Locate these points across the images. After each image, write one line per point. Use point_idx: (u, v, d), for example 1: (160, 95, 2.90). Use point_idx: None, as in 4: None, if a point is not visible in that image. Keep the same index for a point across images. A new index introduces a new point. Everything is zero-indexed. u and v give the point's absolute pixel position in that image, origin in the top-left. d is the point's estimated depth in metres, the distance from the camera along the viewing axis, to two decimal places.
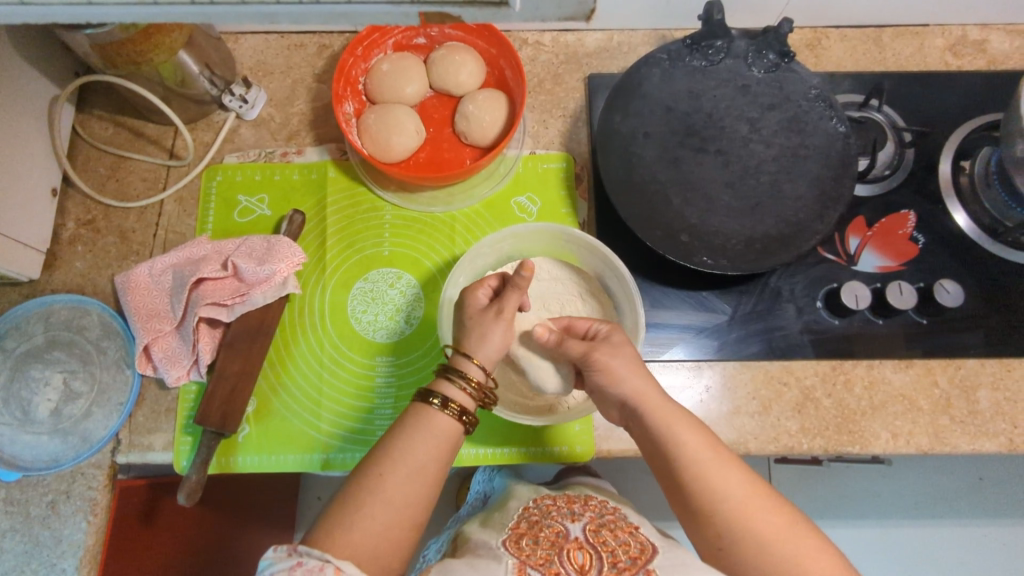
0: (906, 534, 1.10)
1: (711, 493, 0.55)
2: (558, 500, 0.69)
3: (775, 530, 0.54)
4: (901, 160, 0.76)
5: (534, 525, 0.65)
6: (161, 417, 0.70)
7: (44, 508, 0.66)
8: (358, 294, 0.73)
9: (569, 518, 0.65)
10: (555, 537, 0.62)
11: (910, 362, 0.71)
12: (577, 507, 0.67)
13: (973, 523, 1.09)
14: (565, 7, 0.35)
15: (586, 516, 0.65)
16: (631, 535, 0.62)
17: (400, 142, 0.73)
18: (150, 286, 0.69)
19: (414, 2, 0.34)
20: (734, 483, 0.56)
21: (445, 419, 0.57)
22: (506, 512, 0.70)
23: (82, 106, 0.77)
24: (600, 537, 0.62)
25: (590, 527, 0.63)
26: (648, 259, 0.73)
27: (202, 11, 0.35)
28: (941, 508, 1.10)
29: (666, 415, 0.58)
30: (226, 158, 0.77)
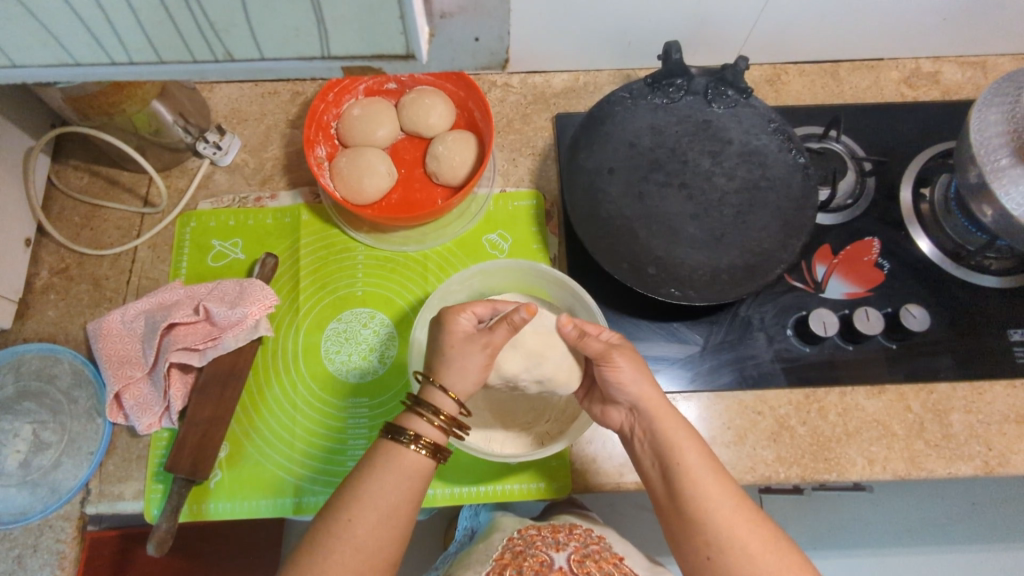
0: (900, 563, 1.09)
1: (706, 500, 0.55)
2: (543, 530, 0.70)
3: (760, 545, 0.54)
4: (863, 188, 0.78)
5: (518, 555, 0.66)
6: (132, 465, 0.69)
7: (11, 562, 0.65)
8: (332, 334, 0.73)
9: (554, 548, 0.66)
10: (540, 567, 0.64)
11: (882, 388, 0.72)
12: (562, 536, 0.68)
13: (965, 549, 1.08)
14: (479, 58, 0.38)
15: (571, 545, 0.67)
16: (615, 567, 0.66)
17: (372, 184, 0.75)
18: (123, 333, 0.69)
19: (331, 60, 0.37)
20: (728, 492, 0.56)
21: (413, 456, 0.56)
22: (488, 545, 0.71)
23: (58, 156, 0.79)
24: (584, 568, 0.64)
25: (575, 556, 0.66)
26: (620, 293, 0.74)
27: (129, 71, 0.38)
28: (932, 535, 1.08)
29: (669, 419, 0.59)
30: (201, 205, 0.78)
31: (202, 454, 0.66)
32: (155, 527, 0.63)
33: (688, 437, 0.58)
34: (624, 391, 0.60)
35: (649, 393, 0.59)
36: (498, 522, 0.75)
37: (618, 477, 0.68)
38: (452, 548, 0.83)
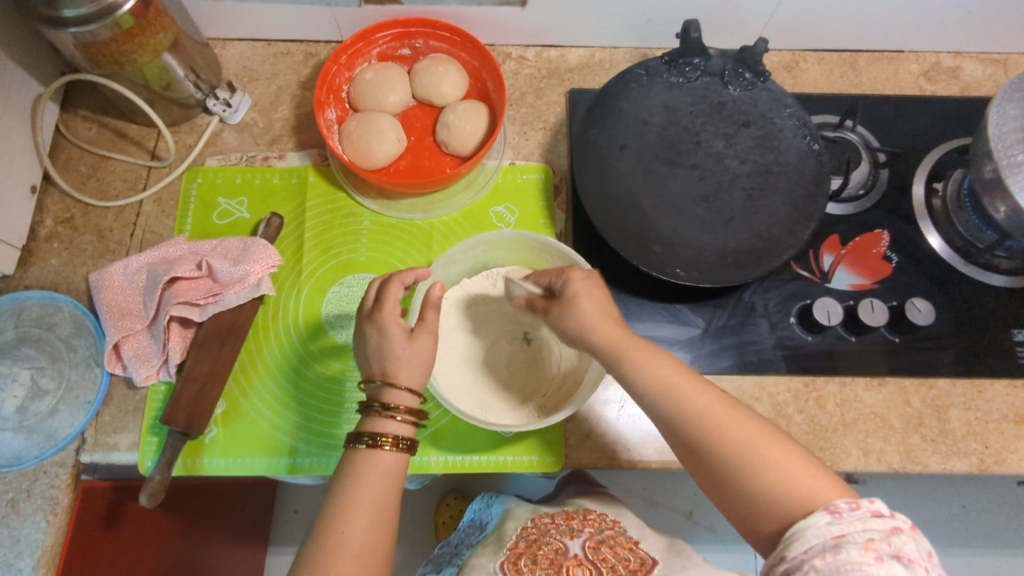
0: None
1: (688, 408, 0.52)
2: (556, 517, 0.70)
3: (755, 443, 0.50)
4: (876, 180, 0.77)
5: (532, 545, 0.66)
6: (128, 416, 0.69)
7: (5, 506, 0.65)
8: (333, 298, 0.73)
9: (568, 535, 0.66)
10: (555, 554, 0.63)
11: (882, 380, 0.71)
12: (576, 523, 0.68)
13: (956, 551, 1.07)
14: None
15: (585, 532, 0.66)
16: (630, 551, 0.64)
17: (380, 150, 0.74)
18: (124, 285, 0.69)
19: None
20: (706, 399, 0.53)
21: (396, 426, 0.56)
22: (505, 534, 0.72)
23: (67, 106, 0.78)
24: (600, 553, 0.63)
25: (590, 543, 0.65)
26: (624, 273, 0.73)
27: None
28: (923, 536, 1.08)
29: (635, 348, 0.56)
30: (207, 161, 0.77)
31: (197, 409, 0.65)
32: (148, 479, 0.64)
33: (658, 356, 0.55)
34: (581, 326, 0.58)
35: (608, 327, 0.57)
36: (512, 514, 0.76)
37: (612, 455, 0.68)
38: (461, 538, 0.84)
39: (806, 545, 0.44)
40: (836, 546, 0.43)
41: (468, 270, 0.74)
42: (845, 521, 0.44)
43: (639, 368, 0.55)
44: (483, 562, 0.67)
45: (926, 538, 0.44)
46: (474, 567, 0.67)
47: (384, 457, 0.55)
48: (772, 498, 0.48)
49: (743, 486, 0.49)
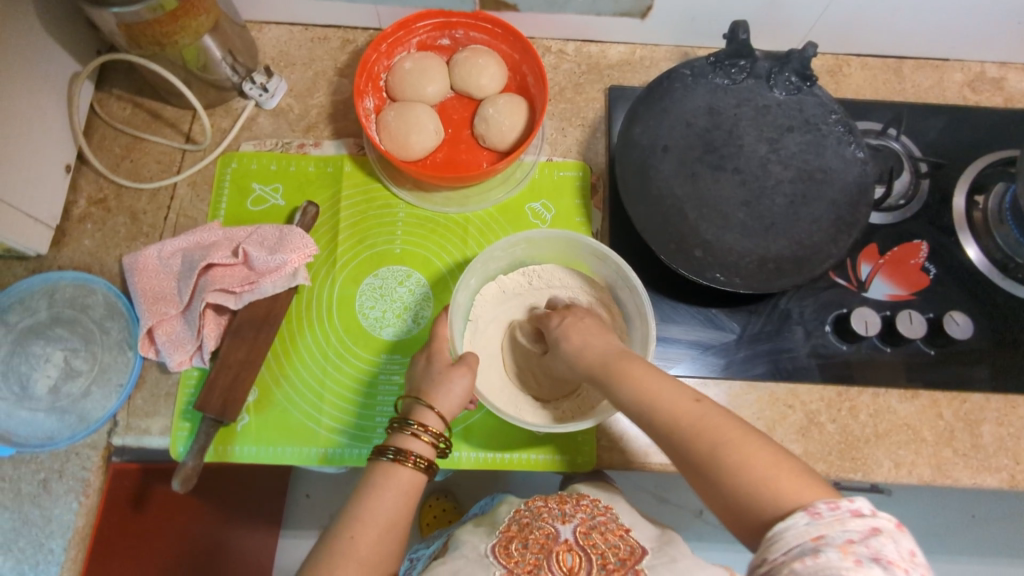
0: None
1: (663, 408, 0.50)
2: (550, 500, 0.68)
3: (732, 437, 0.47)
4: (917, 190, 0.76)
5: (524, 528, 0.65)
6: (160, 402, 0.69)
7: (36, 486, 0.65)
8: (367, 289, 0.73)
9: (561, 519, 0.64)
10: (545, 539, 0.62)
11: (916, 393, 0.71)
12: (569, 507, 0.66)
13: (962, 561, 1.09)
14: None
15: (577, 517, 0.65)
16: (621, 538, 0.64)
17: (418, 141, 0.73)
18: (159, 269, 0.69)
19: None
20: (677, 396, 0.51)
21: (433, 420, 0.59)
22: (498, 516, 0.71)
23: (102, 85, 0.77)
24: (590, 539, 0.62)
25: (582, 528, 0.64)
26: (660, 275, 0.73)
27: None
28: (934, 543, 1.09)
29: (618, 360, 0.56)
30: (242, 146, 0.77)
31: (232, 396, 0.65)
32: (181, 465, 0.64)
33: (635, 363, 0.55)
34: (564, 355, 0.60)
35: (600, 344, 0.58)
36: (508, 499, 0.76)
37: (642, 457, 0.68)
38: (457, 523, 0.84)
39: (786, 546, 0.40)
40: (817, 548, 0.39)
41: (505, 266, 0.73)
42: (824, 520, 0.40)
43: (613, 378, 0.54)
44: (473, 539, 0.67)
45: (913, 537, 0.39)
46: (465, 543, 0.67)
47: (403, 471, 0.56)
48: (751, 495, 0.44)
49: (721, 482, 0.46)
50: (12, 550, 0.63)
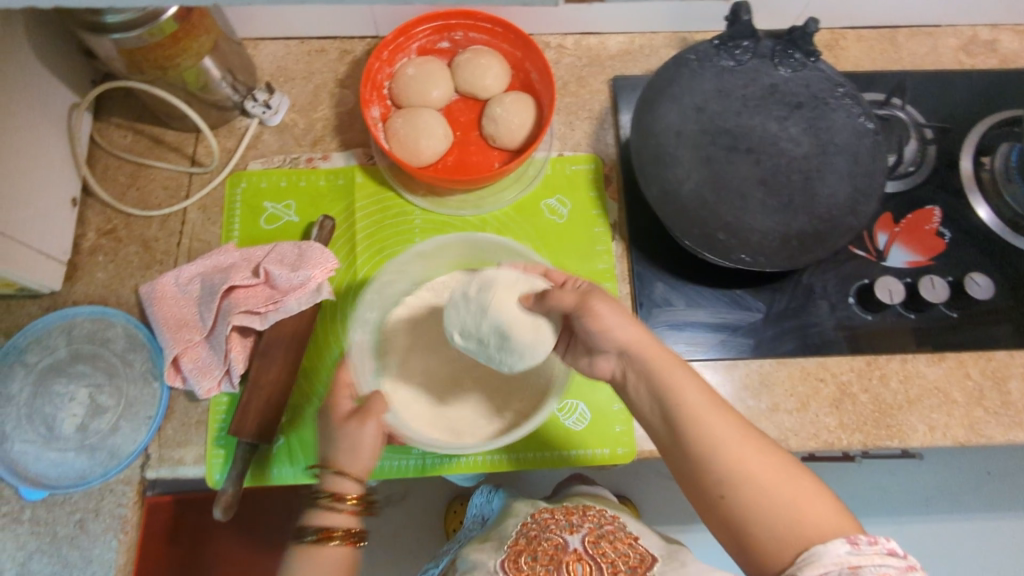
0: (915, 527, 1.17)
1: (707, 433, 0.54)
2: (556, 513, 0.69)
3: (774, 480, 0.52)
4: (924, 156, 0.78)
5: (532, 541, 0.65)
6: (191, 430, 0.67)
7: (72, 527, 0.63)
8: (391, 300, 0.72)
9: (567, 530, 0.65)
10: (554, 550, 0.63)
11: (942, 355, 0.72)
12: (576, 518, 0.67)
13: (970, 513, 1.17)
14: None
15: (585, 527, 0.65)
16: (631, 547, 0.63)
17: (429, 146, 0.73)
18: (177, 295, 0.68)
19: None
20: (729, 428, 0.54)
21: None
22: (505, 531, 0.70)
23: (99, 114, 0.76)
24: (599, 548, 0.62)
25: (590, 538, 0.64)
26: (683, 260, 0.73)
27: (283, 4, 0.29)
28: (945, 501, 1.17)
29: (664, 361, 0.57)
30: (250, 165, 0.76)
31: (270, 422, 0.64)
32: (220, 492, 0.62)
33: (690, 379, 0.56)
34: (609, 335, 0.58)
35: (636, 336, 0.58)
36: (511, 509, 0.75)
37: None
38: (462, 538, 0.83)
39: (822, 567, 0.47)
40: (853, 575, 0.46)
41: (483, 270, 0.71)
42: (864, 552, 0.47)
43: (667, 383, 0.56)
44: (482, 559, 0.66)
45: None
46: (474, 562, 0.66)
47: None
48: (786, 535, 0.50)
49: (754, 523, 0.51)
50: None
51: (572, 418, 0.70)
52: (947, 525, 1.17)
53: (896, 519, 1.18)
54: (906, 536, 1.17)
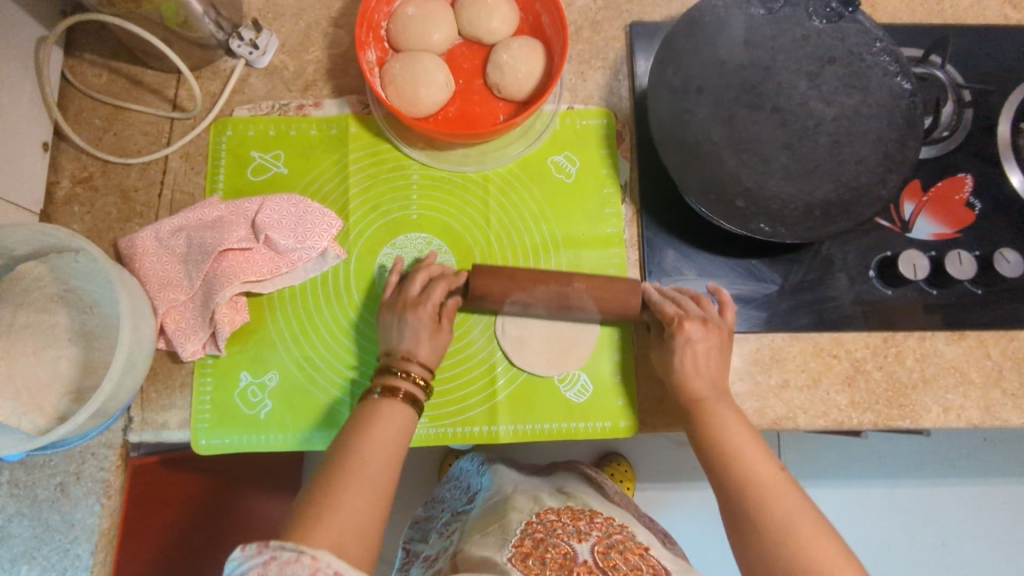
0: (908, 492, 1.17)
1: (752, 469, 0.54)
2: (562, 516, 0.67)
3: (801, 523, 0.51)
4: (960, 120, 0.72)
5: (538, 544, 0.62)
6: (176, 393, 0.64)
7: (53, 490, 0.61)
8: (386, 260, 0.68)
9: (576, 538, 0.63)
10: (563, 559, 0.60)
11: (962, 334, 0.68)
12: (583, 525, 0.65)
13: (963, 481, 1.17)
14: None
15: (593, 536, 0.63)
16: (642, 559, 0.61)
17: (428, 95, 0.67)
18: (158, 251, 0.63)
19: None
20: (816, 523, 0.51)
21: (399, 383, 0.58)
22: (507, 520, 0.68)
23: (71, 50, 0.70)
24: (610, 560, 0.60)
25: (599, 548, 0.62)
26: (696, 225, 0.69)
27: None
28: (942, 468, 1.17)
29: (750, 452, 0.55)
30: (236, 111, 0.70)
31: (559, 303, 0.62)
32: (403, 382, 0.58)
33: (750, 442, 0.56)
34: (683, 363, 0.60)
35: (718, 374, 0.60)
36: (510, 500, 0.72)
37: None
38: (452, 513, 0.82)
39: None
40: None
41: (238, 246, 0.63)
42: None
43: (709, 420, 0.58)
44: (485, 550, 0.63)
45: None
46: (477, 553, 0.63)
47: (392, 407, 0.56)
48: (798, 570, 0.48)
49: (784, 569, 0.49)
50: (37, 557, 0.60)
51: (575, 391, 0.66)
52: (938, 489, 1.17)
53: (888, 484, 1.17)
54: (896, 499, 1.17)
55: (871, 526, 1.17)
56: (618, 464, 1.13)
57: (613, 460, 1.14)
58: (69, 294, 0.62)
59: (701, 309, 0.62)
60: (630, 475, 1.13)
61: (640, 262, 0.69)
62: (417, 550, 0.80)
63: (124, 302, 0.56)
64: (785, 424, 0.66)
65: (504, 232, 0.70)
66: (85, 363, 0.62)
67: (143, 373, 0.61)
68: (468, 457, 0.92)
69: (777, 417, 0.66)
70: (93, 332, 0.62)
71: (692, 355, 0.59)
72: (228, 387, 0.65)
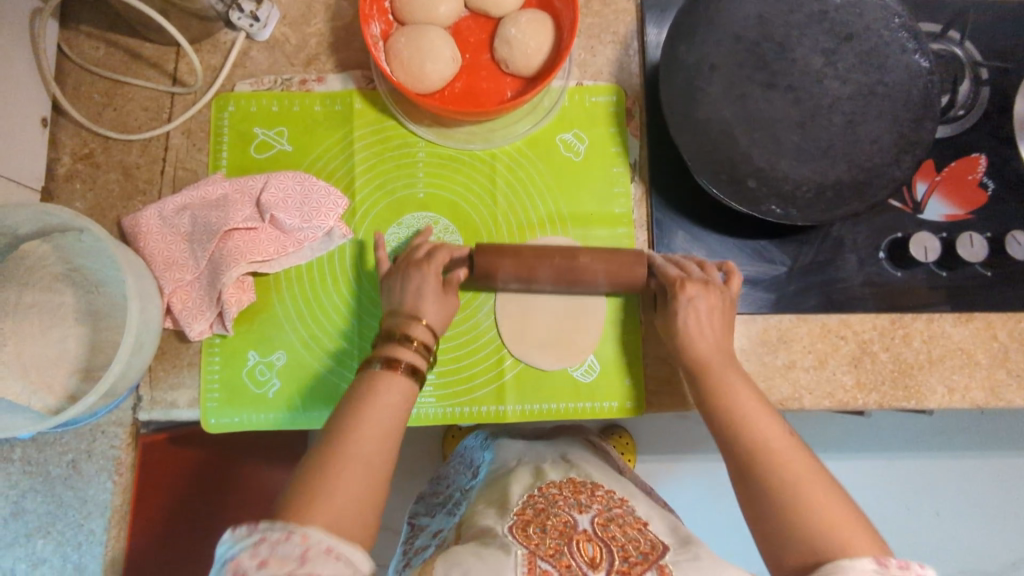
0: (905, 465, 1.18)
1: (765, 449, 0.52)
2: (563, 489, 0.65)
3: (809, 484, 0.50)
4: (977, 98, 0.71)
5: (540, 514, 0.60)
6: (184, 371, 0.64)
7: (66, 467, 0.62)
8: (393, 241, 0.68)
9: (577, 509, 0.61)
10: (563, 526, 0.58)
11: (970, 316, 0.68)
12: (584, 498, 0.63)
13: (960, 454, 1.19)
14: None
15: (594, 508, 0.61)
16: (641, 532, 0.59)
17: (434, 71, 0.65)
18: (162, 230, 0.63)
19: None
20: (782, 433, 0.53)
21: None
22: (510, 492, 0.66)
23: (67, 21, 0.68)
24: (609, 531, 0.58)
25: (599, 519, 0.59)
26: (706, 205, 0.68)
27: None
28: (940, 442, 1.19)
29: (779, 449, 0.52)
30: (238, 86, 0.69)
31: (565, 316, 0.62)
32: None
33: (743, 387, 0.56)
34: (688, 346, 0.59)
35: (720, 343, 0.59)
36: (511, 472, 0.71)
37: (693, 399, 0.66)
38: (459, 489, 0.81)
39: None
40: None
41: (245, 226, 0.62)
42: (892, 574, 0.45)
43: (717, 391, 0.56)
44: (487, 521, 0.61)
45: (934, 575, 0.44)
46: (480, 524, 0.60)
47: (401, 381, 0.54)
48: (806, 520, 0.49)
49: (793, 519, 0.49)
50: (51, 533, 0.61)
51: (581, 368, 0.67)
52: (934, 462, 1.18)
53: (886, 457, 1.19)
54: (892, 471, 1.19)
55: (867, 496, 1.18)
56: (619, 436, 1.14)
57: (614, 433, 1.15)
58: (74, 273, 0.62)
59: (704, 273, 0.61)
60: (631, 447, 1.13)
61: (649, 242, 0.68)
62: (420, 521, 0.81)
63: (130, 282, 0.56)
64: (791, 404, 0.66)
65: (512, 212, 0.69)
66: (93, 342, 0.62)
67: (152, 354, 0.61)
68: (473, 433, 0.94)
69: (783, 397, 0.66)
70: (100, 311, 0.62)
71: (694, 315, 0.59)
72: (236, 367, 0.65)
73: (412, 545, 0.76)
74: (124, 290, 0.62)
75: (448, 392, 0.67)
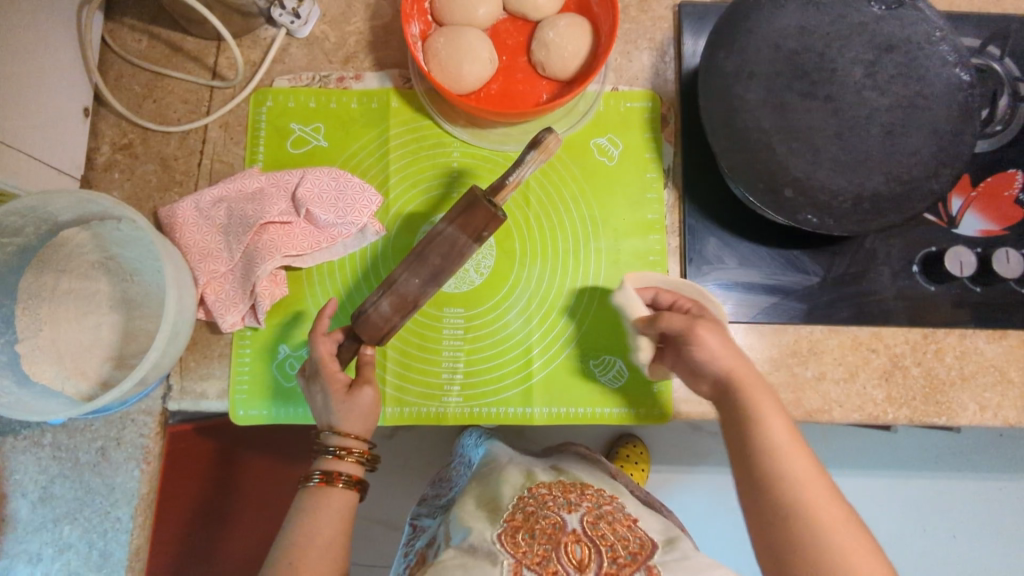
0: (925, 484, 1.17)
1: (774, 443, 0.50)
2: (553, 489, 0.63)
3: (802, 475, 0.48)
4: (1014, 114, 0.71)
5: (530, 517, 0.59)
6: (214, 362, 0.65)
7: (94, 454, 0.62)
8: (424, 239, 0.68)
9: (566, 508, 0.59)
10: (552, 529, 0.57)
11: (1004, 333, 0.67)
12: (574, 496, 0.62)
13: (981, 475, 1.17)
14: None
15: (583, 506, 0.60)
16: (630, 530, 0.58)
17: (472, 72, 0.66)
18: (198, 220, 0.63)
19: None
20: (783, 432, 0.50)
21: (347, 463, 0.55)
22: (499, 494, 0.64)
23: (111, 13, 0.69)
24: (598, 530, 0.57)
25: (589, 517, 0.58)
26: (739, 213, 0.68)
27: None
28: (962, 461, 1.17)
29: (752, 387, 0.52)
30: (276, 81, 0.69)
31: None
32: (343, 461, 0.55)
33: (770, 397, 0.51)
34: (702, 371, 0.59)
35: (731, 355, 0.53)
36: (503, 472, 0.69)
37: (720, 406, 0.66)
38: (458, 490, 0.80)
39: None
40: None
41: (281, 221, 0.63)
42: None
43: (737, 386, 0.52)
44: (477, 525, 0.59)
45: None
46: (467, 529, 0.59)
47: (336, 495, 0.54)
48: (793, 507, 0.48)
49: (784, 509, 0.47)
50: (79, 518, 0.62)
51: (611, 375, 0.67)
52: (952, 482, 1.17)
53: (906, 475, 1.17)
54: (911, 490, 1.17)
55: (885, 514, 1.17)
56: (634, 444, 1.13)
57: (631, 440, 1.14)
58: (110, 261, 0.62)
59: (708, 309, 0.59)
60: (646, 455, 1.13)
61: (681, 248, 0.68)
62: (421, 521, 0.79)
63: (168, 271, 0.56)
64: (820, 416, 0.65)
65: (544, 215, 0.69)
66: (127, 331, 0.62)
67: (184, 344, 0.61)
68: (470, 431, 0.92)
69: (813, 408, 0.65)
70: (135, 301, 0.63)
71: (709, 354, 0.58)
72: (266, 361, 0.65)
73: (411, 547, 0.74)
74: (161, 280, 0.63)
75: (476, 392, 0.67)
